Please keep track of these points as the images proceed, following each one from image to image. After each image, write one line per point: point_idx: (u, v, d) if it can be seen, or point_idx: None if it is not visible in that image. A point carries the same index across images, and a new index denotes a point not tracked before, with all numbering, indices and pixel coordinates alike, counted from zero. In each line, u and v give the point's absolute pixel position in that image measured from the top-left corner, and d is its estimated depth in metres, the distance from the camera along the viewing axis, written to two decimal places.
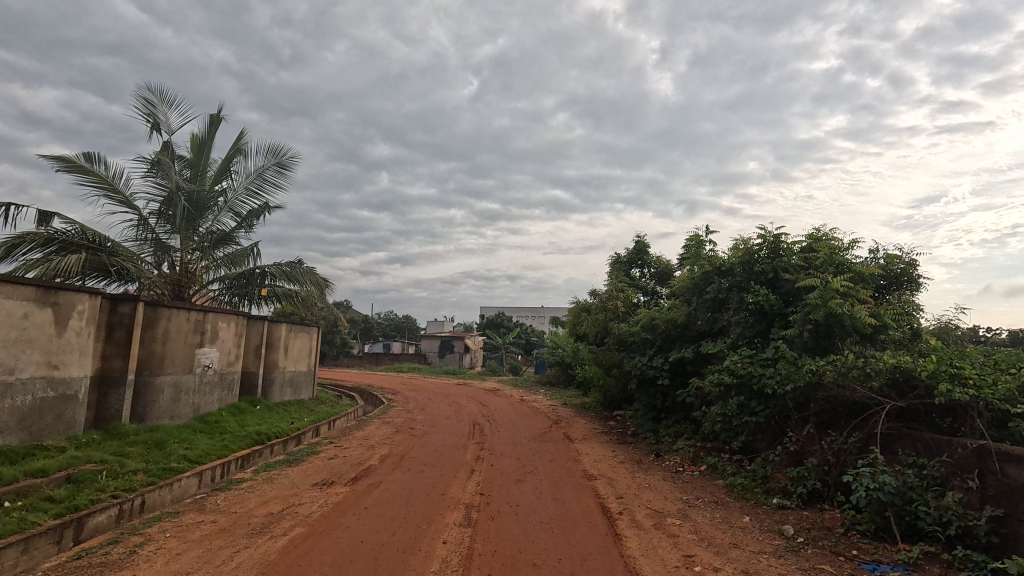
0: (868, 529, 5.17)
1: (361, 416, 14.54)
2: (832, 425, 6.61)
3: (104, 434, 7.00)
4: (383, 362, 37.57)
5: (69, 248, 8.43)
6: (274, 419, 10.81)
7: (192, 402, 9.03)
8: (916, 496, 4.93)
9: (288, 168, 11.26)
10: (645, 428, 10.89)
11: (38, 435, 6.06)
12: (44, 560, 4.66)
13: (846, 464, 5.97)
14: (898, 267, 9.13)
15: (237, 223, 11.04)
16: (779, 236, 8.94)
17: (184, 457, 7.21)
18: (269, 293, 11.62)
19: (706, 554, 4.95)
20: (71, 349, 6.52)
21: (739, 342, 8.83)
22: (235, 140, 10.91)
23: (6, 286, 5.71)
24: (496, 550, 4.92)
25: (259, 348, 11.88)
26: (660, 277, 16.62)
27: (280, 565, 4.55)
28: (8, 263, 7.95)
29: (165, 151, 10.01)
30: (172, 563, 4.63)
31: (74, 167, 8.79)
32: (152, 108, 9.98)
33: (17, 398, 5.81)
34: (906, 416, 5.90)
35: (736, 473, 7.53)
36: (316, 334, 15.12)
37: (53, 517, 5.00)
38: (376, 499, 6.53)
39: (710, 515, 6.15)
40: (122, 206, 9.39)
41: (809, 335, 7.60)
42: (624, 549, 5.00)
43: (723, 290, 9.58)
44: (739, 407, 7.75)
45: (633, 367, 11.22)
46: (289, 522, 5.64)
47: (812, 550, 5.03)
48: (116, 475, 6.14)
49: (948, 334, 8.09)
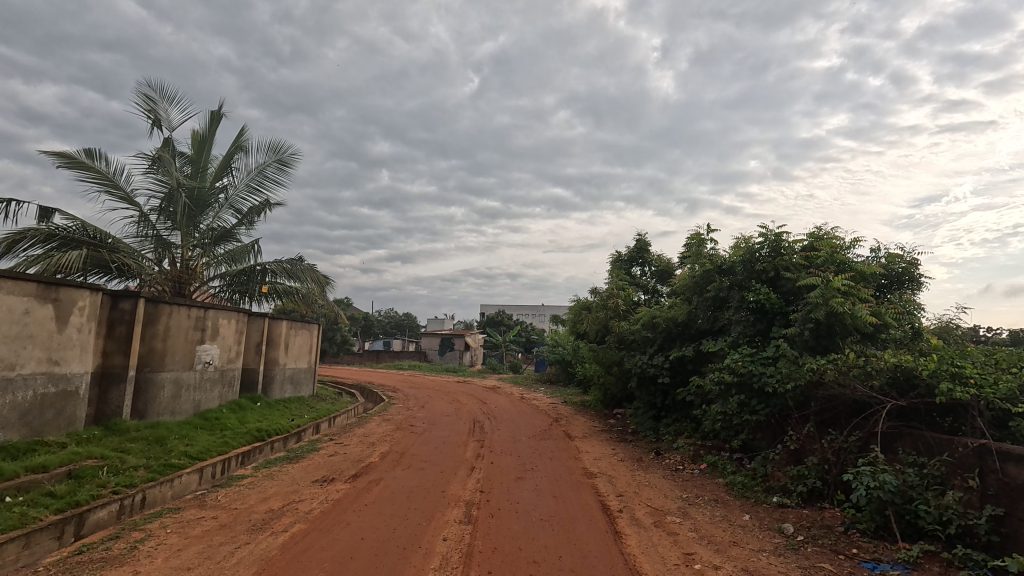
0: (868, 527, 5.17)
1: (361, 413, 14.57)
2: (833, 424, 6.62)
3: (105, 430, 7.01)
4: (383, 360, 37.62)
5: (70, 245, 8.43)
6: (274, 416, 10.81)
7: (192, 399, 9.03)
8: (916, 495, 4.93)
9: (288, 165, 11.24)
10: (645, 426, 10.90)
11: (40, 431, 6.07)
12: (45, 555, 4.67)
13: (846, 463, 5.99)
14: (899, 266, 9.11)
15: (237, 219, 11.03)
16: (780, 235, 8.92)
17: (184, 453, 7.22)
18: (270, 289, 11.64)
19: (706, 552, 4.96)
20: (72, 345, 6.52)
21: (740, 341, 8.80)
22: (236, 137, 10.89)
23: (6, 282, 5.70)
24: (495, 547, 4.94)
25: (259, 345, 11.88)
26: (660, 275, 16.60)
27: (280, 561, 4.56)
28: (8, 259, 7.96)
29: (165, 147, 10.01)
30: (173, 558, 4.64)
31: (75, 163, 8.79)
32: (153, 105, 9.97)
33: (18, 394, 5.82)
34: (906, 415, 5.91)
35: (736, 471, 7.54)
36: (316, 331, 15.12)
37: (54, 512, 5.00)
38: (377, 495, 6.54)
39: (710, 513, 6.15)
40: (123, 202, 9.39)
41: (809, 334, 7.59)
42: (624, 547, 5.00)
43: (724, 289, 9.58)
44: (739, 406, 7.74)
45: (633, 365, 11.22)
46: (289, 519, 5.65)
47: (812, 548, 5.04)
48: (117, 471, 6.15)
49: (949, 334, 8.08)
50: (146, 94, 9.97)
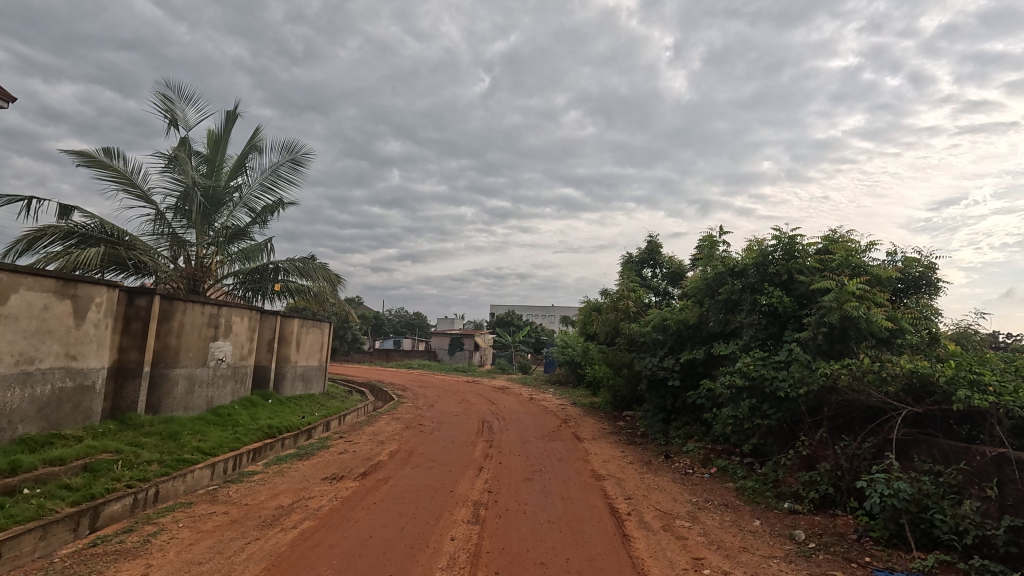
0: (882, 536, 5.07)
1: (371, 411, 14.68)
2: (847, 430, 6.55)
3: (120, 425, 7.13)
4: (393, 359, 37.77)
5: (89, 242, 8.57)
6: (285, 412, 10.93)
7: (205, 395, 9.15)
8: (931, 504, 4.86)
9: (302, 165, 11.34)
10: (654, 429, 10.82)
11: (57, 425, 6.18)
12: (61, 546, 4.75)
13: (860, 469, 5.93)
14: (916, 270, 8.98)
15: (251, 218, 11.15)
16: (794, 238, 8.84)
17: (197, 449, 7.31)
18: (282, 287, 11.79)
19: (715, 556, 4.92)
20: (90, 340, 6.63)
21: (752, 344, 8.70)
22: (251, 137, 11.02)
23: (25, 278, 5.80)
24: (503, 548, 4.93)
25: (272, 342, 11.98)
26: (671, 277, 16.52)
27: (289, 558, 4.58)
28: (30, 255, 8.10)
29: (183, 146, 10.17)
30: (185, 552, 4.70)
31: (94, 162, 8.94)
32: (170, 104, 10.11)
33: (37, 387, 5.93)
34: (922, 421, 5.80)
35: (746, 476, 7.45)
36: (328, 330, 15.21)
37: (70, 504, 5.08)
38: (385, 494, 6.56)
39: (720, 518, 6.09)
40: (140, 200, 9.54)
41: (823, 338, 7.51)
42: (633, 551, 4.98)
43: (736, 291, 9.46)
44: (750, 409, 7.68)
45: (644, 368, 11.17)
46: (299, 515, 5.71)
47: (824, 555, 4.98)
48: (132, 465, 6.23)
49: (967, 339, 7.96)
50: (163, 94, 10.12)
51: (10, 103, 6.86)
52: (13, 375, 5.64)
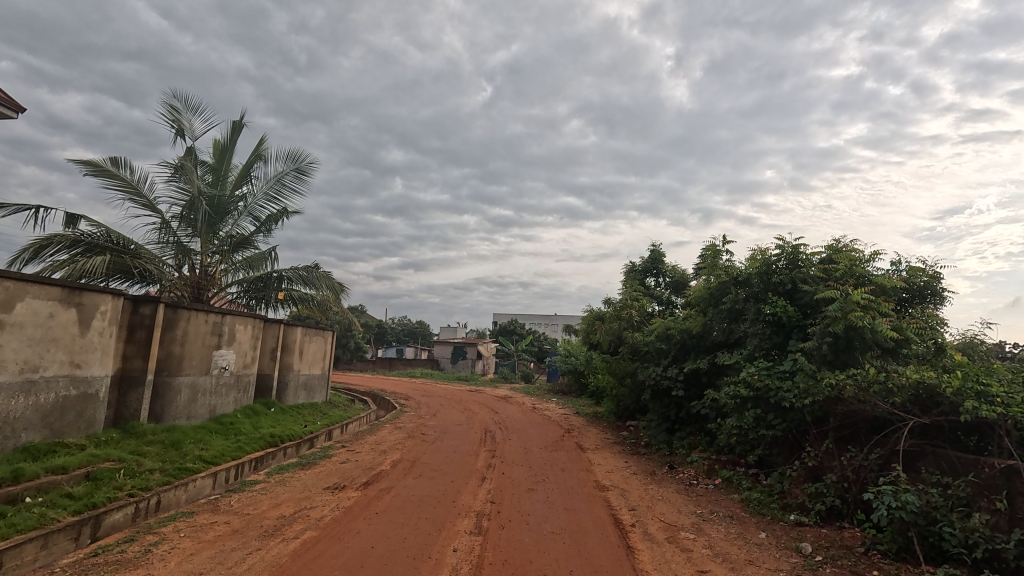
0: (889, 549, 4.98)
1: (373, 421, 14.62)
2: (853, 441, 6.52)
3: (123, 433, 7.13)
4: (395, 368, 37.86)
5: (94, 250, 8.62)
6: (287, 421, 10.90)
7: (208, 403, 9.16)
8: (940, 516, 4.79)
9: (307, 174, 11.42)
10: (658, 439, 10.76)
11: (61, 432, 6.18)
12: (62, 556, 4.72)
13: (867, 481, 5.88)
14: (921, 280, 8.88)
15: (256, 227, 11.21)
16: (797, 247, 8.82)
17: (200, 458, 7.29)
18: (286, 296, 11.82)
19: (720, 569, 4.87)
20: (94, 348, 6.65)
21: (757, 354, 8.63)
22: (256, 146, 11.12)
23: (30, 287, 5.82)
24: (506, 559, 4.88)
25: (275, 351, 12.01)
26: (674, 286, 16.38)
27: (290, 568, 4.56)
28: (36, 263, 8.18)
29: (188, 155, 10.26)
30: (185, 563, 4.66)
31: (101, 171, 9.03)
32: (177, 115, 10.21)
33: (41, 396, 5.94)
34: (929, 433, 5.74)
35: (751, 488, 7.37)
36: (330, 339, 15.19)
37: (72, 513, 5.07)
38: (387, 504, 6.53)
39: (724, 531, 6.01)
40: (145, 209, 9.60)
41: (828, 348, 7.45)
42: (637, 563, 4.92)
43: (741, 301, 9.39)
44: (755, 419, 7.60)
45: (648, 377, 11.11)
46: (299, 526, 5.66)
47: (831, 569, 4.90)
48: (134, 474, 6.22)
49: (973, 349, 7.93)
50: (171, 104, 10.22)
51: (20, 112, 6.94)
52: (17, 383, 5.66)
